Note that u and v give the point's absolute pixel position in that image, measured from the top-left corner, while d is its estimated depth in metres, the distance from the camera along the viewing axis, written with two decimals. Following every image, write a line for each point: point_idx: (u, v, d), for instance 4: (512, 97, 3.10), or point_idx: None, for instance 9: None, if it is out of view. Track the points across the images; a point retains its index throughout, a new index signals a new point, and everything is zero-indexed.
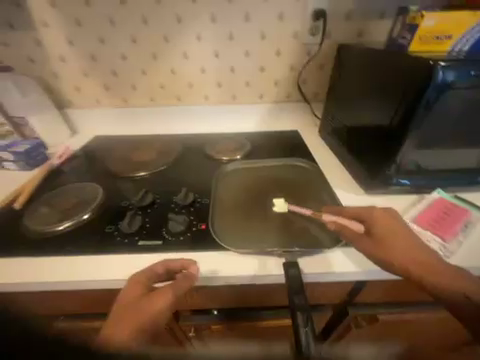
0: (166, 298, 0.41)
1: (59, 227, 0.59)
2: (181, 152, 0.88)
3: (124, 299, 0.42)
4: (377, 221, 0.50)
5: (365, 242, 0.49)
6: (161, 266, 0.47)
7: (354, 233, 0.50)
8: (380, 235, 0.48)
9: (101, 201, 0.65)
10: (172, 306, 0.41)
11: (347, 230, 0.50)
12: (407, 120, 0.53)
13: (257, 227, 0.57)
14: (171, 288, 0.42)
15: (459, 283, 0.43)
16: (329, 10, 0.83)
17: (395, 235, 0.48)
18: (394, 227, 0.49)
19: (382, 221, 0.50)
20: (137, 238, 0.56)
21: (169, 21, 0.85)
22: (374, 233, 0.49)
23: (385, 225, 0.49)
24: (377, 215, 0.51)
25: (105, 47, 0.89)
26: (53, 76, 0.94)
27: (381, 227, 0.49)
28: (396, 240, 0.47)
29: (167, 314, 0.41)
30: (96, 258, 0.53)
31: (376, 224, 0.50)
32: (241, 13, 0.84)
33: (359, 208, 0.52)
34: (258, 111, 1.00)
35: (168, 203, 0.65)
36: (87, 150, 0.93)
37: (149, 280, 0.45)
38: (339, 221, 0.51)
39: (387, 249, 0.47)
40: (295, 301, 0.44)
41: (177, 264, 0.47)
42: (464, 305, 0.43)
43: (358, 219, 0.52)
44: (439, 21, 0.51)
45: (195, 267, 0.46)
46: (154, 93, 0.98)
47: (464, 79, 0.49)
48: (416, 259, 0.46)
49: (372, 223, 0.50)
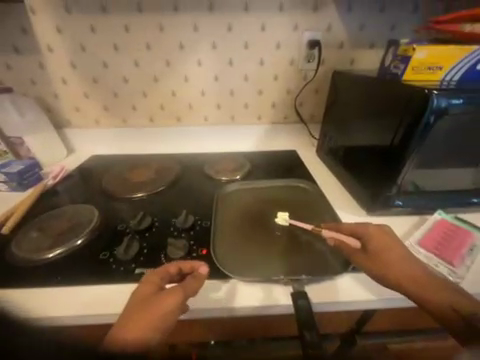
0: (176, 297, 0.41)
1: (50, 255, 0.55)
2: (179, 172, 0.87)
3: (136, 297, 0.42)
4: (372, 236, 0.49)
5: (359, 259, 0.49)
6: (173, 266, 0.47)
7: (351, 249, 0.50)
8: (375, 251, 0.48)
9: (96, 225, 0.62)
10: (182, 305, 0.41)
11: (345, 245, 0.50)
12: (406, 144, 0.54)
13: (260, 252, 0.55)
14: (182, 290, 0.42)
15: (445, 295, 0.42)
16: (323, 40, 0.89)
17: (389, 250, 0.48)
18: (388, 242, 0.49)
19: (376, 236, 0.49)
20: (134, 265, 0.53)
21: (172, 47, 0.88)
22: (369, 249, 0.49)
23: (380, 240, 0.49)
24: (372, 230, 0.50)
25: (108, 71, 0.91)
26: (53, 97, 0.95)
27: (376, 243, 0.49)
28: (389, 255, 0.47)
29: (177, 313, 0.41)
30: (89, 288, 0.49)
31: (371, 240, 0.49)
32: (240, 41, 0.88)
33: (354, 224, 0.52)
34: (256, 131, 1.02)
35: (166, 226, 0.63)
36: (83, 170, 0.91)
37: (162, 281, 0.45)
38: (337, 237, 0.51)
39: (381, 264, 0.47)
40: (306, 336, 0.41)
41: (187, 265, 0.47)
42: (453, 319, 0.40)
43: (354, 235, 0.51)
44: (430, 53, 0.54)
45: (205, 267, 0.46)
46: (154, 113, 0.99)
47: (458, 106, 0.50)
48: (409, 274, 0.45)
49: (368, 239, 0.49)
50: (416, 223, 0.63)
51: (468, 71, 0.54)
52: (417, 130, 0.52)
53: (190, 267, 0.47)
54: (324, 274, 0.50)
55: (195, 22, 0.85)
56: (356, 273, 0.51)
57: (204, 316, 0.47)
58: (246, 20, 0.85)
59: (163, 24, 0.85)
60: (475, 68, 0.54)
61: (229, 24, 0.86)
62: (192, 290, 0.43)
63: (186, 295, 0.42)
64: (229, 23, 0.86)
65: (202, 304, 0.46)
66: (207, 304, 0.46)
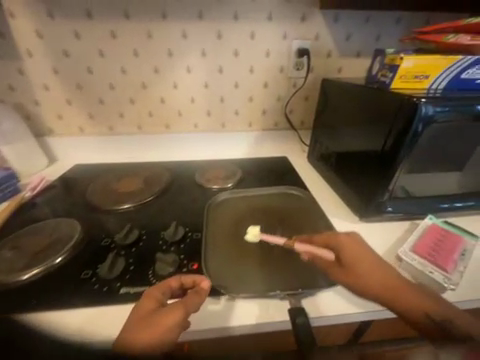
0: (176, 314, 0.39)
1: (25, 276, 0.50)
2: (169, 180, 0.84)
3: (137, 313, 0.40)
4: (344, 248, 0.48)
5: (335, 272, 0.47)
6: (175, 280, 0.45)
7: (325, 262, 0.49)
8: (348, 262, 0.47)
9: (78, 241, 0.58)
10: (183, 322, 0.39)
11: (318, 259, 0.49)
12: (395, 151, 0.55)
13: (253, 264, 0.53)
14: (183, 306, 0.40)
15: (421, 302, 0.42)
16: (312, 49, 0.90)
17: (361, 261, 0.47)
18: (360, 252, 0.48)
19: (349, 247, 0.48)
20: (119, 284, 0.49)
21: (160, 54, 0.87)
22: (343, 260, 0.47)
23: (351, 251, 0.47)
24: (343, 242, 0.49)
25: (93, 77, 0.88)
26: (34, 104, 0.90)
27: (347, 254, 0.47)
28: (361, 266, 0.46)
29: (180, 331, 0.38)
30: (69, 312, 0.45)
31: (343, 252, 0.48)
32: (230, 48, 0.88)
33: (327, 236, 0.51)
34: (247, 138, 1.02)
35: (155, 239, 0.60)
36: (66, 180, 0.86)
37: (163, 296, 0.43)
38: (308, 250, 0.50)
39: (355, 276, 0.46)
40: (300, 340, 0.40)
41: (189, 280, 0.44)
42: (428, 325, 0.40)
43: (328, 247, 0.50)
44: (417, 62, 0.55)
45: (206, 282, 0.43)
46: (141, 120, 0.97)
47: (445, 114, 0.51)
48: (381, 282, 0.44)
49: (340, 250, 0.48)
50: (408, 228, 0.64)
51: (453, 79, 0.55)
52: (406, 138, 0.53)
53: (192, 281, 0.44)
54: (322, 286, 0.48)
55: (184, 28, 0.84)
56: None
57: (196, 338, 0.44)
58: (236, 28, 0.85)
59: (151, 31, 0.83)
60: (460, 77, 0.55)
61: (219, 32, 0.85)
62: (194, 306, 0.41)
63: (188, 311, 0.40)
64: (218, 31, 0.85)
65: (193, 325, 0.43)
66: (199, 324, 0.44)
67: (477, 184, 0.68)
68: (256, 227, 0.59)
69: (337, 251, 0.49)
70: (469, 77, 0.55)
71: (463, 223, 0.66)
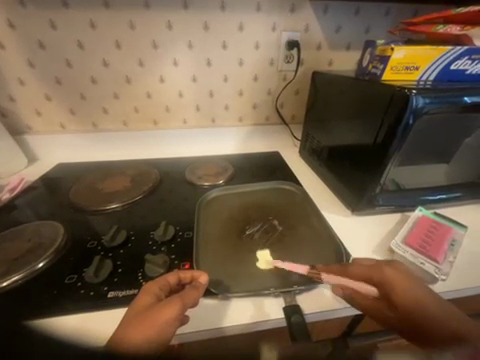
0: (175, 307, 0.38)
1: (2, 284, 0.46)
2: (158, 178, 0.82)
3: (134, 307, 0.39)
4: (389, 284, 0.44)
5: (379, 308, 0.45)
6: (173, 275, 0.43)
7: (367, 299, 0.45)
8: (394, 299, 0.43)
9: (61, 245, 0.55)
10: (181, 316, 0.38)
11: (358, 298, 0.45)
12: (388, 143, 0.55)
13: (247, 262, 0.52)
14: (180, 301, 0.39)
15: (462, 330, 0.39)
16: (302, 41, 0.89)
17: (406, 296, 0.42)
18: (407, 287, 0.43)
19: (395, 283, 0.43)
20: (107, 288, 0.47)
21: (145, 46, 0.82)
22: (388, 296, 0.44)
23: (397, 287, 0.43)
24: (389, 276, 0.44)
25: (73, 71, 0.83)
26: (8, 99, 0.84)
27: (391, 289, 0.43)
28: (407, 301, 0.42)
29: (177, 325, 0.37)
30: (54, 320, 0.43)
31: (389, 286, 0.44)
32: (218, 40, 0.85)
33: (366, 270, 0.46)
34: (238, 133, 1.00)
35: (144, 240, 0.57)
36: (47, 180, 0.82)
37: (161, 291, 0.41)
38: (346, 289, 0.45)
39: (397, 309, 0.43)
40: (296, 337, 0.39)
41: (187, 275, 0.43)
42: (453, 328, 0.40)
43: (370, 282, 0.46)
44: (407, 53, 0.54)
45: (205, 277, 0.43)
46: (127, 116, 0.93)
47: (436, 106, 0.51)
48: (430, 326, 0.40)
49: (385, 286, 0.44)
50: (398, 221, 0.64)
51: (442, 71, 0.55)
52: (398, 130, 0.52)
53: (190, 276, 0.43)
54: (316, 282, 0.48)
55: (170, 19, 0.80)
56: None
57: (190, 340, 0.43)
58: (223, 19, 0.82)
59: (133, 21, 0.79)
60: (449, 68, 0.55)
61: (206, 23, 0.82)
62: (192, 300, 0.40)
63: (186, 305, 0.39)
64: (205, 22, 0.81)
65: (186, 327, 0.42)
66: (192, 326, 0.42)
67: (463, 175, 0.69)
68: (265, 255, 0.53)
69: (381, 287, 0.45)
70: (459, 68, 0.55)
71: (450, 214, 0.68)
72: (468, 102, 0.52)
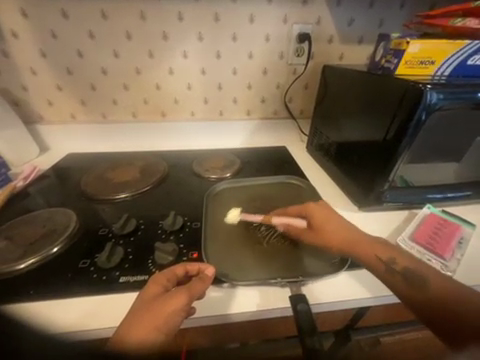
0: (181, 299, 0.39)
1: (20, 266, 0.49)
2: (166, 169, 0.83)
3: (143, 297, 0.40)
4: (317, 217, 0.53)
5: (306, 235, 0.53)
6: (180, 267, 0.43)
7: (298, 230, 0.54)
8: (319, 227, 0.52)
9: (74, 232, 0.57)
10: (187, 308, 0.39)
11: (292, 227, 0.55)
12: (399, 139, 0.54)
13: (254, 254, 0.53)
14: (186, 294, 0.39)
15: (374, 249, 0.48)
16: (313, 34, 0.87)
17: (328, 223, 0.52)
18: (328, 217, 0.53)
19: (325, 217, 0.53)
20: (118, 273, 0.48)
21: (154, 37, 0.82)
22: (312, 224, 0.53)
23: (322, 217, 0.53)
24: (316, 211, 0.54)
25: (84, 62, 0.84)
26: (21, 89, 0.85)
27: (319, 224, 0.52)
28: (331, 232, 0.51)
29: (183, 315, 0.39)
30: (69, 301, 0.45)
31: (314, 217, 0.54)
32: (229, 33, 0.84)
33: (300, 206, 0.57)
34: (246, 127, 1.00)
35: (153, 228, 0.59)
36: (58, 169, 0.84)
37: (168, 282, 0.42)
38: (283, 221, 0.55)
39: (322, 238, 0.51)
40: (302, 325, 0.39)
41: (194, 267, 0.44)
42: (374, 245, 0.49)
43: (303, 215, 0.56)
44: (423, 47, 0.53)
45: (212, 269, 0.43)
46: (136, 107, 0.93)
47: (451, 101, 0.50)
48: (348, 241, 0.50)
49: (310, 216, 0.54)
50: (405, 218, 0.64)
51: (459, 65, 0.54)
52: (410, 126, 0.52)
53: (196, 269, 0.43)
54: (322, 274, 0.48)
55: (180, 10, 0.79)
56: (351, 272, 0.51)
57: (198, 324, 0.44)
58: (234, 10, 0.81)
59: (144, 12, 0.79)
60: (465, 63, 0.54)
61: (217, 15, 0.81)
62: (199, 292, 0.40)
63: (193, 297, 0.40)
64: (216, 13, 0.81)
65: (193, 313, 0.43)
66: (200, 313, 0.43)
67: (473, 174, 0.69)
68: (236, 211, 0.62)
69: (308, 217, 0.55)
70: (476, 63, 0.54)
71: (459, 213, 0.67)
72: None
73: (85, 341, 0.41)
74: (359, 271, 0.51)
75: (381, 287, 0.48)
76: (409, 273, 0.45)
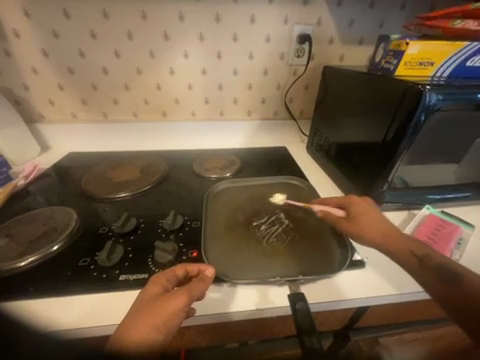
0: (180, 299, 0.39)
1: (20, 264, 0.49)
2: (166, 169, 0.83)
3: (143, 297, 0.40)
4: (356, 205, 0.54)
5: (341, 223, 0.52)
6: (181, 268, 0.44)
7: (333, 218, 0.54)
8: (358, 215, 0.52)
9: (74, 230, 0.57)
10: (187, 308, 0.39)
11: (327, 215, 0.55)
12: (398, 139, 0.54)
13: (254, 253, 0.53)
14: (185, 294, 0.39)
15: (407, 242, 0.46)
16: (314, 35, 0.87)
17: (365, 212, 0.52)
18: (366, 208, 0.53)
19: (364, 207, 0.54)
20: (118, 272, 0.48)
21: (155, 37, 0.83)
22: (351, 213, 0.53)
23: (360, 208, 0.54)
24: (355, 201, 0.55)
25: (85, 61, 0.84)
26: (22, 88, 0.86)
27: (358, 211, 0.53)
28: (370, 220, 0.51)
29: (182, 316, 0.39)
30: (69, 299, 0.45)
31: (353, 207, 0.54)
32: (229, 34, 0.84)
33: (340, 197, 0.58)
34: (246, 128, 1.01)
35: (154, 227, 0.59)
36: (59, 168, 0.84)
37: (169, 282, 0.42)
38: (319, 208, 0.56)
39: (358, 224, 0.51)
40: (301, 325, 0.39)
41: (194, 267, 0.44)
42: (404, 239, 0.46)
43: (341, 206, 0.56)
44: (422, 49, 0.54)
45: (212, 270, 0.43)
46: (137, 107, 0.94)
47: (450, 102, 0.50)
48: (383, 231, 0.49)
49: (349, 206, 0.55)
50: (405, 218, 0.64)
51: (458, 67, 0.54)
52: (409, 127, 0.52)
53: (196, 269, 0.43)
54: (321, 274, 0.48)
55: (181, 10, 0.80)
56: (350, 272, 0.51)
57: (197, 323, 0.44)
58: (235, 10, 0.81)
59: (145, 12, 0.79)
60: (465, 64, 0.54)
61: (218, 15, 0.81)
62: (199, 293, 0.41)
63: (192, 298, 0.40)
64: (217, 13, 0.81)
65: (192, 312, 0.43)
66: (199, 312, 0.43)
67: (473, 175, 0.69)
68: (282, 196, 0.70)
69: (347, 207, 0.55)
70: (474, 65, 0.54)
71: (459, 214, 0.67)
72: None
73: (83, 339, 0.41)
74: (358, 270, 0.51)
75: (379, 287, 0.49)
76: (445, 270, 0.41)
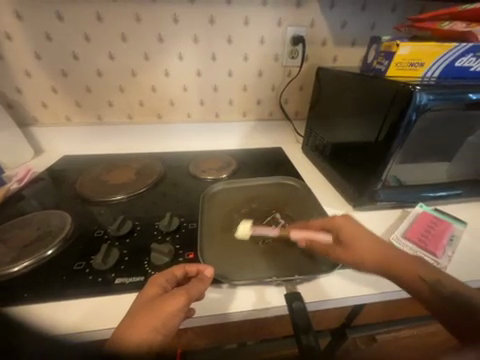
0: (180, 299, 0.39)
1: (14, 269, 0.48)
2: (162, 171, 0.83)
3: (142, 298, 0.40)
4: (344, 230, 0.51)
5: (335, 250, 0.50)
6: (179, 268, 0.44)
7: (323, 246, 0.51)
8: (349, 242, 0.50)
9: (69, 234, 0.56)
10: (186, 308, 0.39)
11: (317, 243, 0.52)
12: (391, 139, 0.55)
13: (250, 254, 0.53)
14: (184, 294, 0.39)
15: (413, 267, 0.45)
16: (307, 36, 0.88)
17: (357, 237, 0.50)
18: (356, 231, 0.51)
19: (356, 232, 0.51)
20: (114, 275, 0.48)
21: (150, 39, 0.83)
22: (341, 239, 0.51)
23: (350, 233, 0.51)
24: (342, 227, 0.51)
25: (79, 63, 0.83)
26: (15, 91, 0.85)
27: (348, 238, 0.50)
28: (365, 248, 0.49)
29: (182, 316, 0.39)
30: (64, 304, 0.44)
31: (342, 232, 0.51)
32: (224, 36, 0.85)
33: (324, 219, 0.54)
34: (242, 129, 1.01)
35: (150, 230, 0.59)
36: (53, 172, 0.83)
37: (168, 283, 0.42)
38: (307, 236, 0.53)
39: (353, 253, 0.49)
40: (297, 323, 0.39)
41: (193, 268, 0.44)
42: (410, 263, 0.46)
43: (326, 229, 0.53)
44: (412, 50, 0.55)
45: (211, 270, 0.44)
46: (132, 110, 0.94)
47: (440, 102, 0.51)
48: (382, 257, 0.47)
49: (337, 230, 0.52)
50: (398, 216, 0.65)
51: (448, 67, 0.56)
52: (401, 127, 0.53)
53: (195, 270, 0.44)
54: (317, 273, 0.49)
55: (175, 12, 0.80)
56: (345, 270, 0.51)
57: (195, 324, 0.44)
58: (229, 13, 0.82)
59: (139, 14, 0.79)
60: (454, 65, 0.55)
61: (212, 17, 0.82)
62: (198, 293, 0.41)
63: (191, 298, 0.40)
64: (211, 16, 0.81)
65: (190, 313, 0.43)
66: (197, 312, 0.44)
67: (464, 173, 0.70)
68: (246, 225, 0.58)
69: (335, 231, 0.52)
70: (463, 65, 0.55)
71: (451, 211, 0.68)
72: (473, 99, 0.53)
73: (80, 342, 0.41)
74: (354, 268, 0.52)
75: (374, 285, 0.49)
76: (453, 294, 0.42)
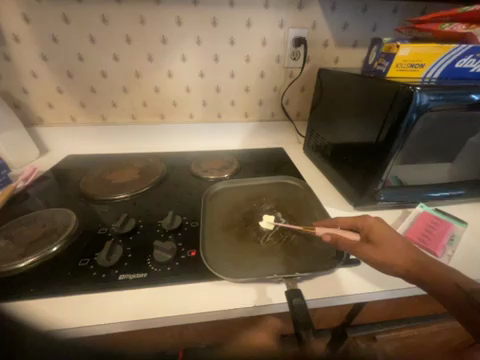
0: None
1: (20, 265, 0.49)
2: (165, 170, 0.84)
3: None
4: (374, 228, 0.50)
5: (364, 248, 0.47)
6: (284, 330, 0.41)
7: (350, 242, 0.49)
8: (379, 240, 0.47)
9: (73, 231, 0.57)
10: None
11: (344, 240, 0.49)
12: (392, 139, 0.55)
13: (251, 252, 0.54)
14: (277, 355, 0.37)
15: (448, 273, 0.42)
16: (309, 38, 0.89)
17: (388, 237, 0.48)
18: (388, 232, 0.48)
19: (387, 231, 0.49)
20: (117, 271, 0.49)
21: (154, 41, 0.84)
22: (371, 238, 0.49)
23: (381, 231, 0.49)
24: (374, 225, 0.50)
25: (84, 64, 0.85)
26: (21, 91, 0.87)
27: (378, 236, 0.48)
28: (395, 247, 0.46)
29: None
30: (68, 299, 0.45)
31: (372, 231, 0.49)
32: (226, 37, 0.86)
33: (353, 218, 0.53)
34: (243, 129, 1.02)
35: (152, 228, 0.60)
36: (58, 171, 0.85)
37: None
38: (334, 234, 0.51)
39: (383, 251, 0.46)
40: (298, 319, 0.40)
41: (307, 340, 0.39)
42: (446, 269, 0.43)
43: (355, 229, 0.52)
44: (413, 51, 0.55)
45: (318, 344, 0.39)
46: (135, 110, 0.95)
47: (441, 102, 0.52)
48: (412, 258, 0.44)
49: (367, 229, 0.50)
50: (399, 216, 0.66)
51: (448, 68, 0.56)
52: (401, 127, 0.53)
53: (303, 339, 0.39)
54: (317, 271, 0.49)
55: (178, 14, 0.81)
56: (344, 269, 0.52)
57: (196, 321, 0.45)
58: (232, 15, 0.83)
59: (143, 16, 0.80)
60: (454, 66, 0.56)
61: (214, 19, 0.83)
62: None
63: None
64: (214, 18, 0.83)
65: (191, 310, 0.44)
66: (198, 308, 0.44)
67: (465, 174, 0.70)
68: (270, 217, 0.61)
69: (365, 231, 0.51)
70: (464, 66, 0.55)
71: (452, 212, 0.68)
72: (475, 100, 0.53)
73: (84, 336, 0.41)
74: (353, 267, 0.52)
75: (374, 284, 0.50)
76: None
